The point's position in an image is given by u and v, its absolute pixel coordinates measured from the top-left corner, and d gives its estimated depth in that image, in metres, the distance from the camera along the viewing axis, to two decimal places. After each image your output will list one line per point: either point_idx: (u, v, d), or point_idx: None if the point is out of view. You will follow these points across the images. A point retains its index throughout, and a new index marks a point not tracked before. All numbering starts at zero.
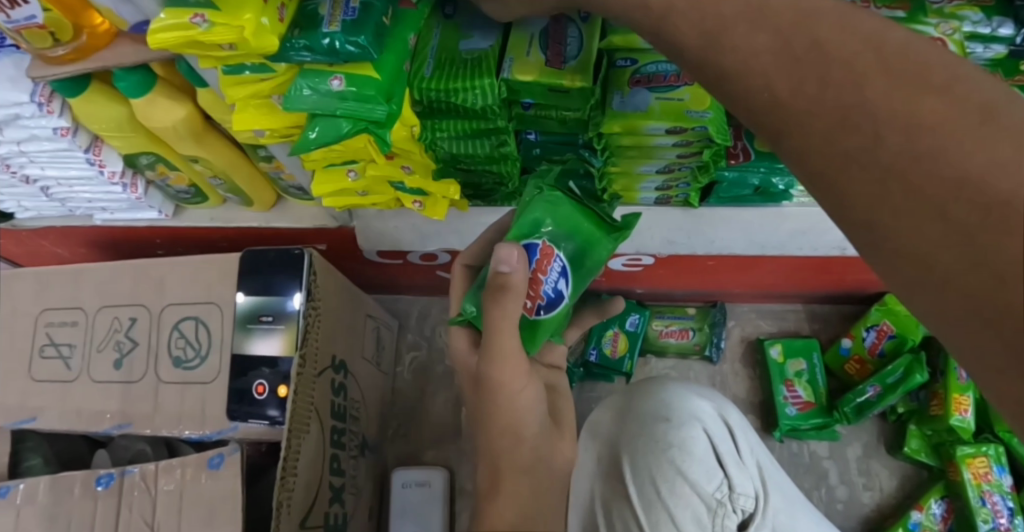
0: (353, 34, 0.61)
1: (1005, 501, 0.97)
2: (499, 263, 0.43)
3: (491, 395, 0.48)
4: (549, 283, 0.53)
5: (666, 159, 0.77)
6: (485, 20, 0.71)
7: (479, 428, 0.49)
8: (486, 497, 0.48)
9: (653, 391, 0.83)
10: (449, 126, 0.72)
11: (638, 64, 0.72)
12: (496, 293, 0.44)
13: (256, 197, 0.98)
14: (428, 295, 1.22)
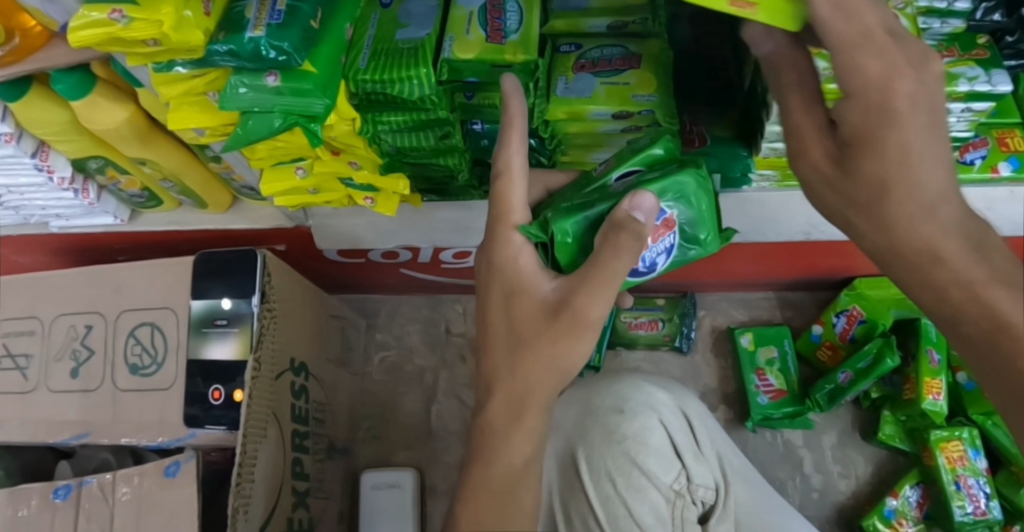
0: (277, 38, 0.58)
1: (980, 484, 0.96)
2: (637, 206, 0.45)
3: (564, 330, 0.43)
4: (651, 252, 0.52)
5: (616, 146, 0.74)
6: (422, 7, 0.69)
7: (519, 353, 0.45)
8: (502, 431, 0.45)
9: (608, 385, 0.82)
10: (390, 118, 0.70)
11: (582, 50, 0.70)
12: (636, 234, 0.43)
13: (210, 199, 0.95)
14: (396, 294, 1.18)
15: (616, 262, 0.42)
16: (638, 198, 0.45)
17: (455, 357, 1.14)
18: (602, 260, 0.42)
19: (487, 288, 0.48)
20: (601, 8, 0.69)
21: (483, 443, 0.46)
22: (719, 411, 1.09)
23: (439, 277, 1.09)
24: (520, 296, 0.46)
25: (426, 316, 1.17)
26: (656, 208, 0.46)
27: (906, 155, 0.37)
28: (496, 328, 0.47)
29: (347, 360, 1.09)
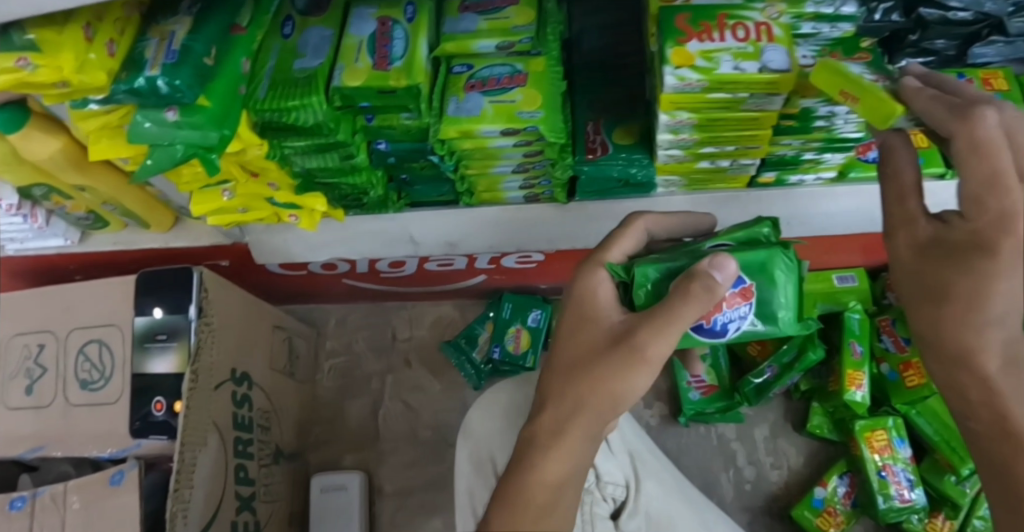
0: (172, 77, 0.61)
1: (903, 472, 0.99)
2: (718, 266, 0.51)
3: (622, 357, 0.51)
4: (727, 316, 0.62)
5: (513, 159, 0.77)
6: (318, 38, 0.73)
7: (577, 371, 0.53)
8: (542, 444, 0.52)
9: (516, 387, 0.82)
10: (294, 143, 0.74)
11: (473, 70, 0.74)
12: (706, 287, 0.50)
13: (152, 220, 0.99)
14: (344, 303, 1.23)
15: (683, 305, 0.50)
16: (724, 260, 0.52)
17: (400, 362, 1.18)
18: (671, 303, 0.50)
19: (566, 313, 0.58)
20: (489, 30, 0.73)
21: (525, 454, 0.52)
22: (656, 407, 1.12)
23: (380, 286, 1.13)
24: (591, 324, 0.55)
25: (373, 323, 1.21)
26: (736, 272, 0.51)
27: (977, 272, 0.45)
28: (563, 348, 0.56)
29: (294, 368, 1.13)
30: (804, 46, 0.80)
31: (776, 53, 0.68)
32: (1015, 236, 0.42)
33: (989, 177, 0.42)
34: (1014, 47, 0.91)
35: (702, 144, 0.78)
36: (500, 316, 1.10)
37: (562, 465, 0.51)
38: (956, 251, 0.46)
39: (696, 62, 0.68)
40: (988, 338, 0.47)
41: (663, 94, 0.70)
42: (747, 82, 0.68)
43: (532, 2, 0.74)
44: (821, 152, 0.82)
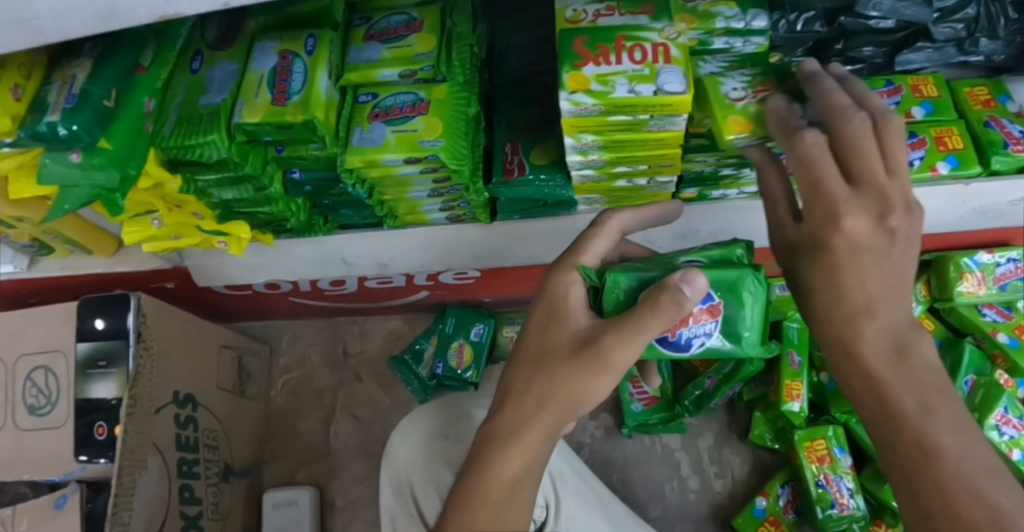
0: (70, 122, 0.61)
1: (844, 481, 0.98)
2: (689, 280, 0.50)
3: (588, 361, 0.50)
4: (692, 332, 0.57)
5: (425, 185, 0.78)
6: (223, 73, 0.74)
7: (543, 369, 0.52)
8: (503, 440, 0.49)
9: (430, 412, 0.84)
10: (206, 176, 0.75)
11: (378, 99, 0.74)
12: (675, 299, 0.49)
13: (95, 245, 0.97)
14: (297, 319, 1.25)
15: (653, 318, 0.49)
16: (694, 276, 0.51)
17: (351, 377, 1.21)
18: (642, 313, 0.49)
19: (536, 311, 0.56)
20: (391, 59, 0.73)
21: (480, 453, 0.50)
22: (601, 418, 1.13)
23: (329, 302, 1.15)
24: (561, 325, 0.54)
25: (325, 338, 1.24)
26: (705, 289, 0.51)
27: (839, 274, 0.49)
28: (532, 345, 0.55)
29: (243, 386, 1.15)
30: (711, 62, 0.82)
31: (672, 75, 0.67)
32: (844, 236, 0.48)
33: (813, 185, 0.49)
34: (942, 53, 0.90)
35: (613, 163, 0.78)
36: (443, 330, 1.11)
37: (519, 467, 0.49)
38: (812, 256, 0.51)
39: (591, 86, 0.67)
40: (866, 332, 0.50)
41: (563, 118, 0.71)
42: (644, 105, 0.68)
43: (434, 29, 0.74)
44: (738, 168, 0.81)
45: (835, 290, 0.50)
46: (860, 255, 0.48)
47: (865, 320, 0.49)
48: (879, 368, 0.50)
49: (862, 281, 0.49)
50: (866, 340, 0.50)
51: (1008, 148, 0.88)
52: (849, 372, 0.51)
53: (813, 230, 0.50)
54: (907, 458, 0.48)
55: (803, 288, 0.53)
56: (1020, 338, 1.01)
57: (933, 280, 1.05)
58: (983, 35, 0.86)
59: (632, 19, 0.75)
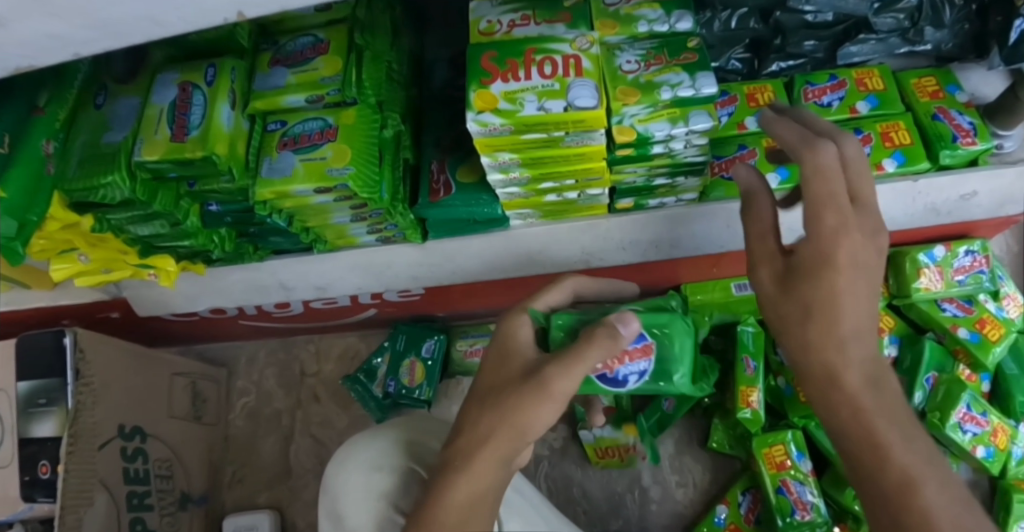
0: None
1: (806, 488, 0.95)
2: (625, 320, 0.48)
3: (529, 393, 0.47)
4: (626, 368, 0.55)
5: (345, 211, 0.76)
6: (126, 108, 0.71)
7: (490, 402, 0.50)
8: (448, 477, 0.47)
9: (373, 442, 0.75)
10: (118, 214, 0.73)
11: (287, 126, 0.72)
12: (610, 335, 0.47)
13: (31, 279, 0.90)
14: (254, 340, 1.29)
15: (588, 348, 0.46)
16: (629, 315, 0.49)
17: (308, 397, 1.23)
18: (577, 344, 0.47)
19: (489, 351, 0.54)
20: (297, 84, 0.71)
21: (430, 487, 0.48)
22: (559, 430, 1.12)
23: (275, 323, 1.17)
24: (506, 360, 0.52)
25: (281, 359, 1.27)
26: (640, 330, 0.49)
27: (830, 289, 0.50)
28: (480, 383, 0.52)
29: (198, 412, 1.17)
30: (626, 53, 0.72)
31: (584, 88, 0.63)
32: (846, 248, 0.49)
33: (826, 195, 0.49)
34: (887, 43, 0.86)
35: (538, 180, 0.75)
36: (395, 348, 1.11)
37: (468, 497, 0.46)
38: (807, 270, 0.51)
39: (499, 105, 0.63)
40: (850, 353, 0.50)
41: (475, 138, 0.66)
42: (556, 122, 0.63)
43: (341, 50, 0.71)
44: (671, 177, 0.78)
45: (834, 311, 0.50)
46: (859, 274, 0.50)
47: (853, 344, 0.50)
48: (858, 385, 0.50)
49: (853, 293, 0.50)
50: (848, 367, 0.50)
51: (957, 141, 0.84)
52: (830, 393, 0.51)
53: (819, 247, 0.50)
54: (887, 488, 0.46)
55: (789, 312, 0.52)
56: (981, 333, 0.99)
57: (891, 277, 1.03)
58: (927, 23, 0.83)
59: (548, 29, 0.70)
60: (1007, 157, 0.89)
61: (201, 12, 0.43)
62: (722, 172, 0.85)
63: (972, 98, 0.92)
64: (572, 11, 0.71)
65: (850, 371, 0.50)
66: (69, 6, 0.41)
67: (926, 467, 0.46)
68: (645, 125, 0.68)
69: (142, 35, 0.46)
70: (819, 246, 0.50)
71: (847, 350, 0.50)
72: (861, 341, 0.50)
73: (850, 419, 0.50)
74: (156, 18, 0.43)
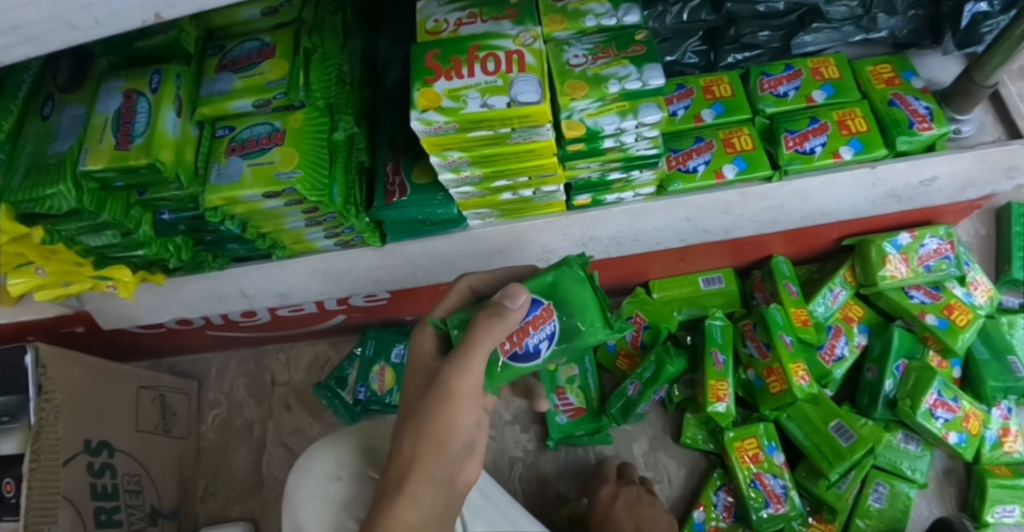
0: None
1: (779, 480, 0.95)
2: (511, 295, 0.55)
3: (440, 397, 0.52)
4: (534, 339, 0.59)
5: (298, 215, 0.76)
6: (71, 118, 0.70)
7: (407, 419, 0.54)
8: (387, 497, 0.52)
9: (328, 451, 0.74)
10: (67, 225, 0.72)
11: (236, 131, 0.71)
12: (497, 315, 0.53)
13: None
14: (223, 352, 1.30)
15: (487, 329, 0.52)
16: (515, 289, 0.56)
17: (279, 406, 1.24)
18: (474, 331, 0.52)
19: (407, 374, 0.58)
20: (243, 89, 0.70)
21: (374, 510, 0.52)
22: (530, 430, 1.12)
23: (243, 333, 1.18)
24: (421, 377, 0.56)
25: (251, 369, 1.28)
26: (527, 300, 0.56)
27: None
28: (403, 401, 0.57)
29: (167, 425, 1.17)
30: (575, 47, 0.71)
31: (527, 84, 0.62)
32: None
33: None
34: (841, 32, 0.88)
35: (491, 178, 0.74)
36: (364, 354, 1.11)
37: (413, 514, 0.51)
38: None
39: (443, 103, 0.62)
40: None
41: (422, 138, 0.65)
42: (501, 118, 0.63)
43: (287, 53, 0.71)
44: (627, 171, 0.78)
45: None
46: None
47: None
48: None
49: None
50: None
51: (914, 126, 0.83)
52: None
53: None
54: None
55: None
56: (949, 319, 0.99)
57: (857, 265, 1.03)
58: (880, 11, 0.86)
59: (495, 27, 0.69)
60: (966, 142, 0.89)
61: (116, 14, 0.43)
62: (680, 165, 0.85)
63: (928, 85, 0.91)
64: (519, 7, 0.70)
65: None
66: None
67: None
68: (594, 119, 0.68)
69: (60, 40, 0.45)
70: None
71: None
72: None
73: None
74: (70, 21, 0.43)
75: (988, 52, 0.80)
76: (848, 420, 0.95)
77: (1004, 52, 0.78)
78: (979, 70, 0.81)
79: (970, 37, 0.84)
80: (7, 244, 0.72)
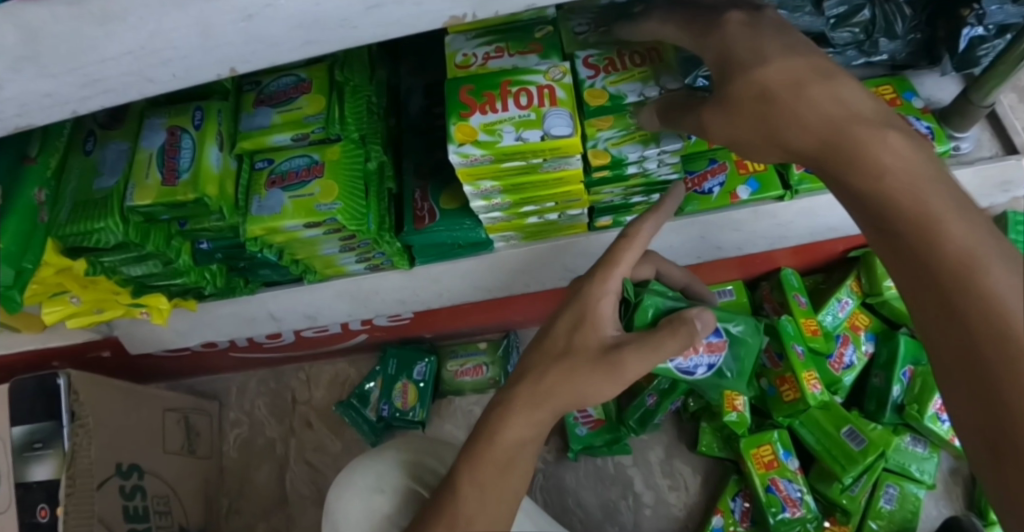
0: None
1: (794, 485, 0.99)
2: (702, 316, 0.59)
3: (602, 369, 0.55)
4: (701, 360, 0.76)
5: (334, 243, 0.79)
6: (116, 154, 0.72)
7: (566, 361, 0.57)
8: (506, 418, 0.54)
9: (371, 466, 0.76)
10: (111, 256, 0.74)
11: (274, 164, 0.74)
12: (690, 332, 0.56)
13: (23, 323, 0.88)
14: (242, 372, 1.32)
15: (670, 340, 0.56)
16: (704, 311, 0.59)
17: (300, 424, 1.26)
18: (660, 335, 0.56)
19: (563, 311, 0.61)
20: (282, 123, 0.74)
21: (493, 405, 0.57)
22: (550, 442, 1.15)
23: (266, 353, 1.20)
24: (587, 329, 0.59)
25: (272, 388, 1.30)
26: (711, 324, 0.60)
27: (789, 124, 0.46)
28: (557, 336, 0.59)
29: (190, 446, 1.18)
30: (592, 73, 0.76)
31: (559, 117, 0.66)
32: (775, 111, 0.47)
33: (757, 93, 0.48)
34: (845, 56, 0.92)
35: (519, 204, 0.78)
36: (386, 372, 1.13)
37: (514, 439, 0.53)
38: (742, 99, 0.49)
39: (479, 137, 0.65)
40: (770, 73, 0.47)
41: (457, 169, 0.69)
42: (534, 150, 0.66)
43: (323, 88, 0.75)
44: (647, 195, 0.83)
45: (804, 135, 0.45)
46: (788, 111, 0.46)
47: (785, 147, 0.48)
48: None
49: (802, 94, 0.45)
50: (818, 122, 0.44)
51: None
52: (990, 371, 0.33)
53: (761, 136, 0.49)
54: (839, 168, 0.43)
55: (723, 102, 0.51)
56: None
57: (863, 276, 1.08)
58: (881, 35, 0.89)
59: (521, 60, 0.72)
60: (964, 158, 0.95)
61: (194, 68, 0.46)
62: (696, 188, 0.88)
63: (929, 103, 0.97)
64: (543, 41, 0.73)
65: (817, 130, 0.44)
66: (66, 68, 0.43)
67: (996, 243, 0.36)
68: (618, 148, 0.72)
69: (135, 92, 0.47)
70: (774, 57, 0.48)
71: (795, 126, 0.46)
72: (775, 79, 0.47)
73: (839, 165, 0.43)
74: (149, 75, 0.45)
75: (984, 75, 0.84)
76: (858, 424, 0.99)
77: (1000, 75, 0.83)
78: (976, 92, 0.86)
79: (966, 60, 0.89)
80: (51, 276, 0.73)
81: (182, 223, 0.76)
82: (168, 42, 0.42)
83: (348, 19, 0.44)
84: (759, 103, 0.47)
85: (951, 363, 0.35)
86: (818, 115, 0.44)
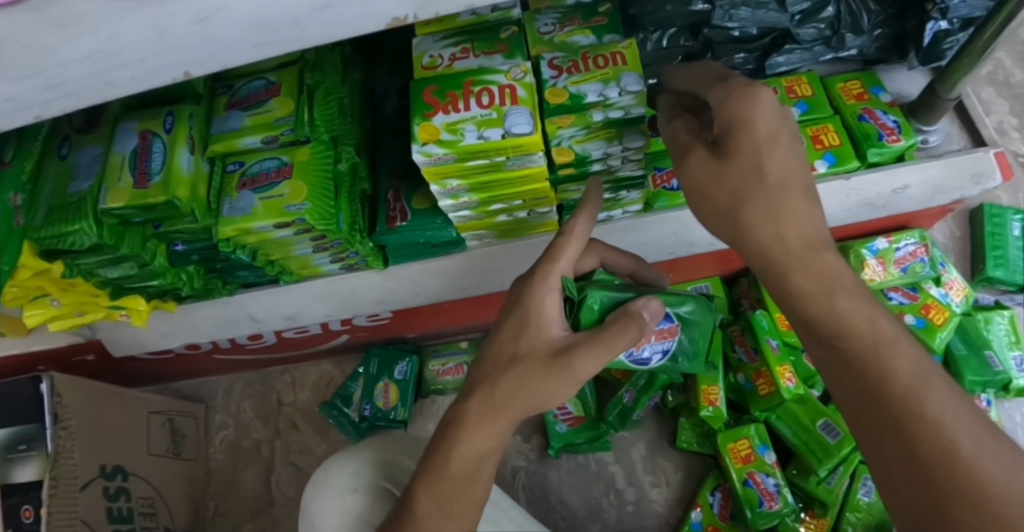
0: None
1: (771, 478, 0.99)
2: (649, 306, 0.60)
3: (551, 373, 0.55)
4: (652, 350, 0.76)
5: (306, 243, 0.81)
6: (90, 158, 0.73)
7: (515, 367, 0.56)
8: (470, 427, 0.55)
9: (344, 465, 0.77)
10: (86, 259, 0.75)
11: (245, 167, 0.76)
12: (640, 326, 0.57)
13: (8, 327, 0.90)
14: (229, 375, 1.33)
15: (618, 338, 0.56)
16: (650, 301, 0.60)
17: (287, 426, 1.27)
18: (608, 335, 0.56)
19: (509, 314, 0.60)
20: (252, 126, 0.75)
21: (456, 406, 0.58)
22: (532, 440, 1.16)
23: (250, 355, 1.22)
24: (534, 332, 0.58)
25: (258, 391, 1.31)
26: (660, 311, 0.61)
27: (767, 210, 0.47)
28: (503, 347, 0.58)
29: (177, 448, 1.19)
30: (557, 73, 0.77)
31: (520, 116, 0.67)
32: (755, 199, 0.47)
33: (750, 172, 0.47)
34: (812, 52, 0.93)
35: (487, 203, 0.79)
36: (368, 372, 1.14)
37: (474, 444, 0.55)
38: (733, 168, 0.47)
39: (442, 136, 0.67)
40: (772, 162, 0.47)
41: (423, 168, 0.70)
42: (496, 148, 0.67)
43: (293, 91, 0.76)
44: (615, 191, 0.84)
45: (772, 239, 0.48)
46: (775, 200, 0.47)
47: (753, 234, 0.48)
48: (963, 440, 0.41)
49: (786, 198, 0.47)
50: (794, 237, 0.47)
51: (883, 139, 0.90)
52: (931, 477, 0.40)
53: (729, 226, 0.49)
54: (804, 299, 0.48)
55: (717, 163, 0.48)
56: (927, 318, 1.05)
57: None
58: (847, 30, 0.91)
59: (487, 61, 0.73)
60: (933, 151, 0.96)
61: (150, 72, 0.47)
62: (665, 184, 0.90)
63: (897, 98, 0.97)
64: (509, 41, 0.74)
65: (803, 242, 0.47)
66: (27, 72, 0.44)
67: (930, 363, 0.45)
68: (582, 146, 0.74)
69: (96, 95, 0.48)
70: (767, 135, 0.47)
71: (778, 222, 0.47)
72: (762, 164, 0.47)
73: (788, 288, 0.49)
74: (108, 78, 0.46)
75: (950, 67, 0.85)
76: (834, 417, 1.00)
77: (964, 67, 0.83)
78: (942, 84, 0.87)
79: (933, 53, 0.90)
80: (29, 279, 0.74)
81: (155, 224, 0.77)
82: (123, 47, 0.44)
83: (298, 21, 0.46)
84: (751, 182, 0.47)
85: (891, 462, 0.43)
86: (797, 226, 0.47)
